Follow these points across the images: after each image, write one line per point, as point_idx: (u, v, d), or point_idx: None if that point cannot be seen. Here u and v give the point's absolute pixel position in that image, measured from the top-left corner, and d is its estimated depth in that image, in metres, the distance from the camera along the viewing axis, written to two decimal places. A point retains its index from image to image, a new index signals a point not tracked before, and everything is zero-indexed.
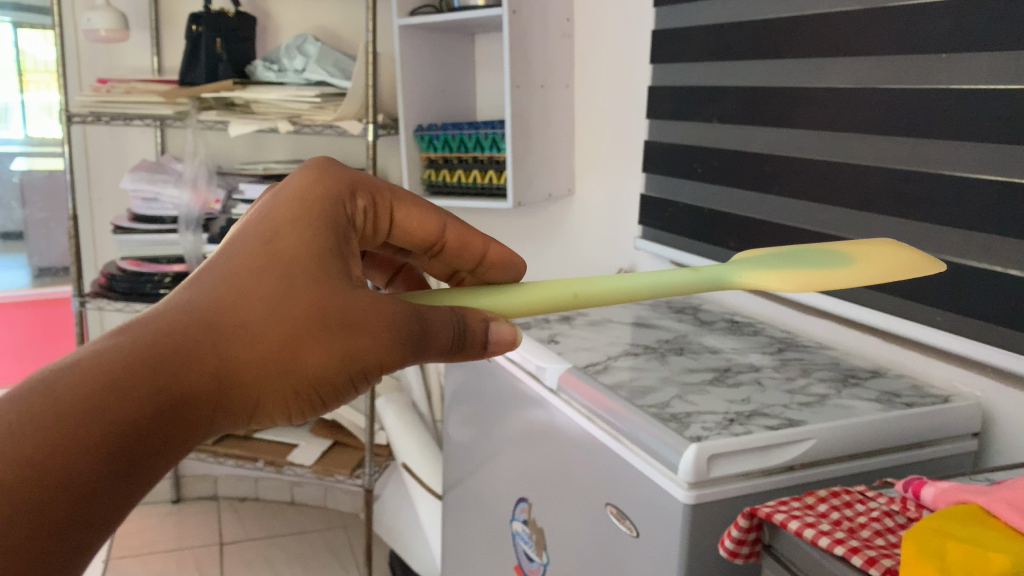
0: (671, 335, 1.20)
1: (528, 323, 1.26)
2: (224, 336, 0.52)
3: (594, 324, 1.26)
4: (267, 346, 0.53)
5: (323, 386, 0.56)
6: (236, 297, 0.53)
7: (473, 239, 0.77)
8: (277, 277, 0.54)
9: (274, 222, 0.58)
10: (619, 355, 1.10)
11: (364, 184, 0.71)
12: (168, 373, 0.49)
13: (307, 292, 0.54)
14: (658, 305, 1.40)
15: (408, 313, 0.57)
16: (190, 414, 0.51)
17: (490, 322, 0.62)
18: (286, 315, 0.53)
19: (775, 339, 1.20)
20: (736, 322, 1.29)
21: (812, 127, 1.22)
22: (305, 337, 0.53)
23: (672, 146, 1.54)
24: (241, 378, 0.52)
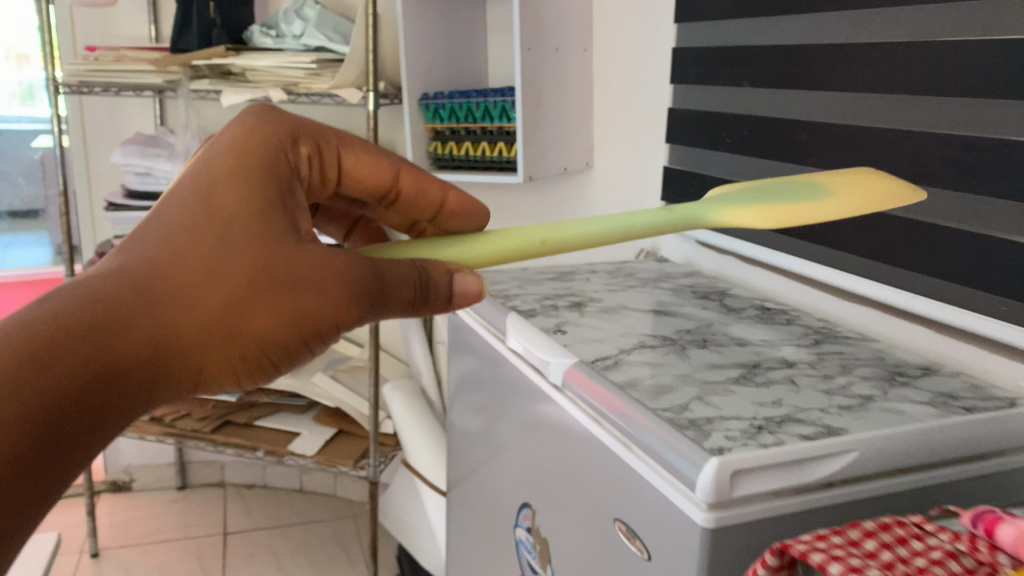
0: (693, 324, 1.08)
1: (534, 310, 1.14)
2: (170, 297, 0.58)
3: (607, 310, 1.14)
4: (214, 307, 0.59)
5: (271, 343, 0.62)
6: (177, 263, 0.59)
7: (428, 187, 0.89)
8: (220, 241, 0.61)
9: (210, 187, 0.64)
10: (634, 348, 0.97)
11: (307, 132, 0.81)
12: (115, 335, 0.55)
13: (248, 254, 0.60)
14: (681, 289, 1.27)
15: (358, 270, 0.63)
16: (143, 368, 0.57)
17: (456, 274, 0.69)
18: (227, 277, 0.60)
19: (812, 331, 1.06)
20: (766, 310, 1.16)
21: (855, 89, 1.07)
22: (252, 297, 0.60)
23: (696, 115, 1.40)
24: (194, 336, 0.59)
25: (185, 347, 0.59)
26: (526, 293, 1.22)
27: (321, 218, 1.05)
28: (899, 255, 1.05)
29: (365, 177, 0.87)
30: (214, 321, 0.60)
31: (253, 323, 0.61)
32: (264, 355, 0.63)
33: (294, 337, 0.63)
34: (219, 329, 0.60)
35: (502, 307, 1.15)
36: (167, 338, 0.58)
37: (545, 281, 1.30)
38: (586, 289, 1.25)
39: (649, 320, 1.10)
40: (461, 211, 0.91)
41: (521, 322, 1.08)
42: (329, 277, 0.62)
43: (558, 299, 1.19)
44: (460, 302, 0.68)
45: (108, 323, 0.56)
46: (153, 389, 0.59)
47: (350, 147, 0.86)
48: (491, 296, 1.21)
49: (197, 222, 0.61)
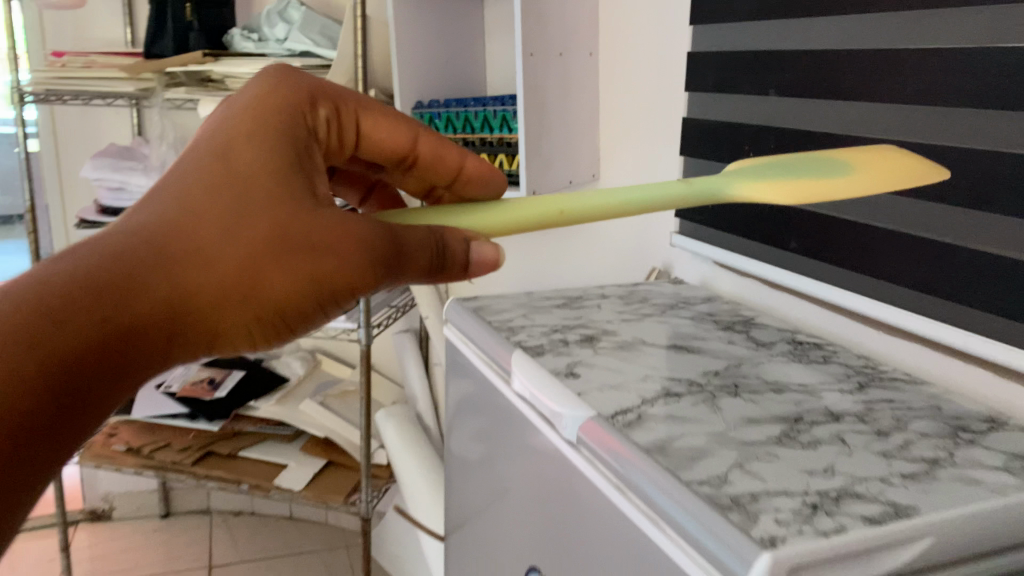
0: (720, 365, 0.96)
1: (541, 347, 1.02)
2: (198, 253, 0.64)
3: (622, 347, 1.02)
4: (236, 263, 0.65)
5: (286, 303, 0.68)
6: (198, 225, 0.65)
7: (447, 152, 0.93)
8: (241, 202, 0.66)
9: (227, 154, 0.69)
10: (656, 397, 0.86)
11: (329, 96, 0.84)
12: (146, 281, 0.62)
13: (269, 216, 0.66)
14: (702, 318, 1.15)
15: (372, 235, 0.68)
16: (176, 316, 0.64)
17: (467, 242, 0.75)
18: (248, 236, 0.66)
19: (855, 373, 0.95)
20: (800, 345, 1.04)
21: (901, 100, 0.95)
22: (271, 255, 0.66)
23: (714, 125, 1.27)
24: (216, 290, 0.65)
25: (208, 305, 0.65)
26: (531, 325, 1.10)
27: (337, 181, 1.09)
28: (933, 283, 0.93)
29: (382, 141, 0.91)
30: (233, 281, 0.65)
31: (268, 284, 0.66)
32: (277, 314, 0.68)
33: (304, 295, 0.68)
34: (237, 289, 0.66)
35: (505, 344, 1.03)
36: (189, 295, 0.64)
37: (550, 309, 1.18)
38: (596, 319, 1.13)
39: (669, 358, 0.98)
40: (477, 177, 0.95)
41: (527, 362, 0.96)
42: (341, 240, 0.68)
43: (566, 333, 1.07)
44: (475, 269, 0.74)
45: (139, 271, 0.62)
46: (172, 337, 0.65)
47: (369, 111, 0.89)
48: (493, 329, 1.09)
49: (217, 189, 0.67)
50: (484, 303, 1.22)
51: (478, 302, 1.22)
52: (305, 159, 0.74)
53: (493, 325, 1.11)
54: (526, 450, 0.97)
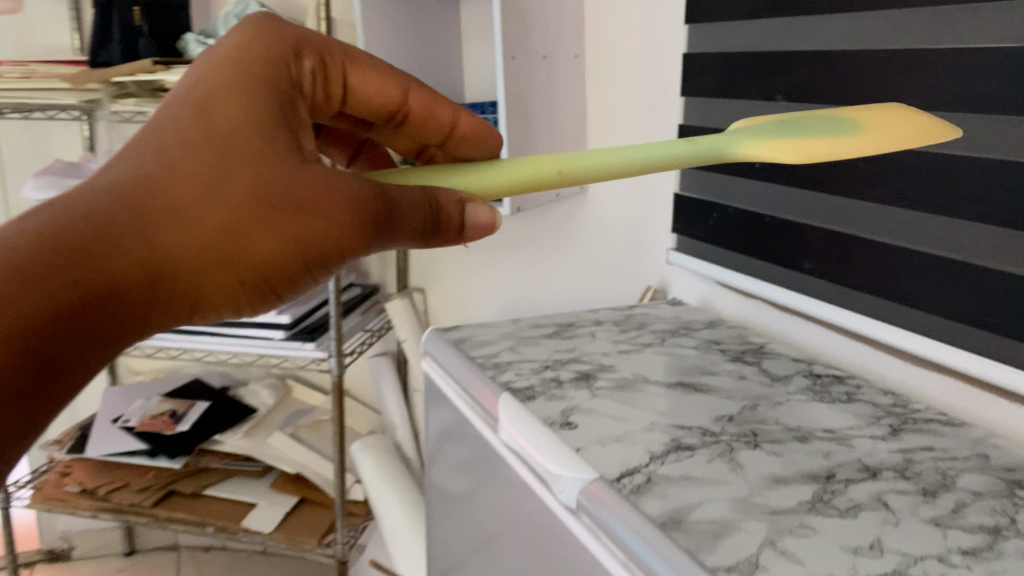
0: (733, 409, 0.85)
1: (531, 388, 0.91)
2: (173, 213, 0.56)
3: (621, 387, 0.91)
4: (217, 225, 0.57)
5: (271, 267, 0.60)
6: (173, 179, 0.57)
7: (436, 108, 0.87)
8: (219, 159, 0.58)
9: (206, 103, 0.61)
10: (667, 453, 0.75)
11: (313, 44, 0.76)
12: (115, 247, 0.54)
13: (252, 173, 0.58)
14: (707, 348, 1.04)
15: (369, 193, 0.61)
16: (149, 285, 0.56)
17: (465, 203, 0.67)
18: (231, 196, 0.58)
19: (885, 416, 0.84)
20: (819, 380, 0.93)
21: (930, 108, 0.84)
22: (255, 217, 0.58)
23: (714, 133, 1.16)
24: (197, 256, 0.57)
25: (185, 269, 0.57)
26: (519, 361, 0.99)
27: (324, 138, 0.99)
28: (970, 314, 0.83)
29: (372, 96, 0.84)
30: (212, 241, 0.57)
31: (250, 245, 0.58)
32: (264, 279, 0.60)
33: (296, 261, 0.60)
34: (216, 251, 0.57)
35: (491, 384, 0.92)
36: (164, 259, 0.56)
37: (539, 340, 1.07)
38: (591, 352, 1.02)
39: (676, 400, 0.87)
40: (472, 135, 0.89)
41: (517, 408, 0.85)
42: (332, 196, 0.60)
43: (558, 369, 0.96)
44: (475, 234, 0.68)
45: (105, 239, 0.54)
46: (149, 309, 0.57)
47: (358, 63, 0.82)
48: (477, 366, 0.97)
49: (194, 142, 0.59)
50: (466, 333, 1.10)
51: (460, 333, 1.10)
52: (292, 112, 0.66)
53: (477, 361, 0.99)
54: (516, 508, 0.85)
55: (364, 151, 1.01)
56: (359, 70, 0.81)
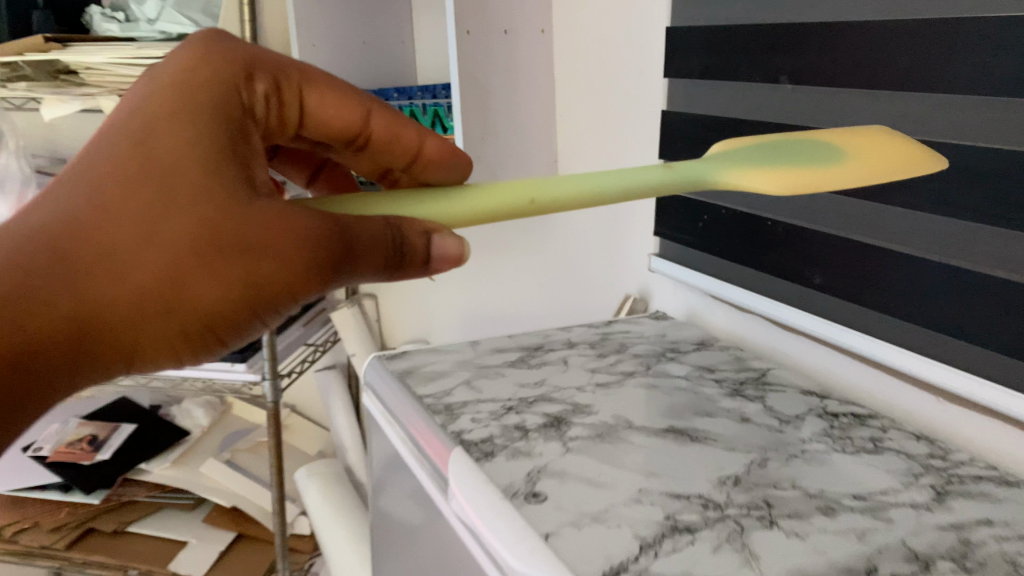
0: (738, 469, 0.69)
1: (490, 441, 0.73)
2: (98, 264, 0.46)
3: (600, 438, 0.74)
4: (150, 277, 0.47)
5: (222, 318, 0.50)
6: (103, 220, 0.47)
7: (404, 130, 0.68)
8: (153, 197, 0.47)
9: (148, 124, 0.50)
10: (660, 539, 0.58)
11: (267, 61, 0.60)
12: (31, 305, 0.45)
13: (192, 212, 0.47)
14: (700, 379, 0.88)
15: (325, 231, 0.49)
16: (73, 345, 0.47)
17: (432, 234, 0.55)
18: (167, 241, 0.47)
19: (925, 475, 0.68)
20: (838, 422, 0.77)
21: (973, 91, 0.68)
22: (195, 264, 0.47)
23: (701, 121, 0.99)
24: (127, 312, 0.47)
25: (121, 323, 0.47)
26: (476, 400, 0.82)
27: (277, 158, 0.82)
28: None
29: (329, 120, 0.66)
30: (149, 294, 0.47)
31: (193, 296, 0.48)
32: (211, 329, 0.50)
33: (245, 310, 0.49)
34: (155, 303, 0.47)
35: (440, 436, 0.74)
36: (97, 313, 0.47)
37: (501, 370, 0.90)
38: (563, 387, 0.85)
39: (667, 457, 0.71)
40: (440, 159, 0.69)
41: (471, 472, 0.68)
42: (289, 237, 0.48)
43: (523, 413, 0.79)
44: (442, 268, 0.56)
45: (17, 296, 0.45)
46: (75, 368, 0.48)
47: (316, 80, 0.65)
48: (424, 409, 0.80)
49: (131, 172, 0.48)
50: (413, 363, 0.92)
51: (406, 363, 0.92)
52: (248, 134, 0.54)
53: (424, 401, 0.82)
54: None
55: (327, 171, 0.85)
56: (320, 87, 0.65)
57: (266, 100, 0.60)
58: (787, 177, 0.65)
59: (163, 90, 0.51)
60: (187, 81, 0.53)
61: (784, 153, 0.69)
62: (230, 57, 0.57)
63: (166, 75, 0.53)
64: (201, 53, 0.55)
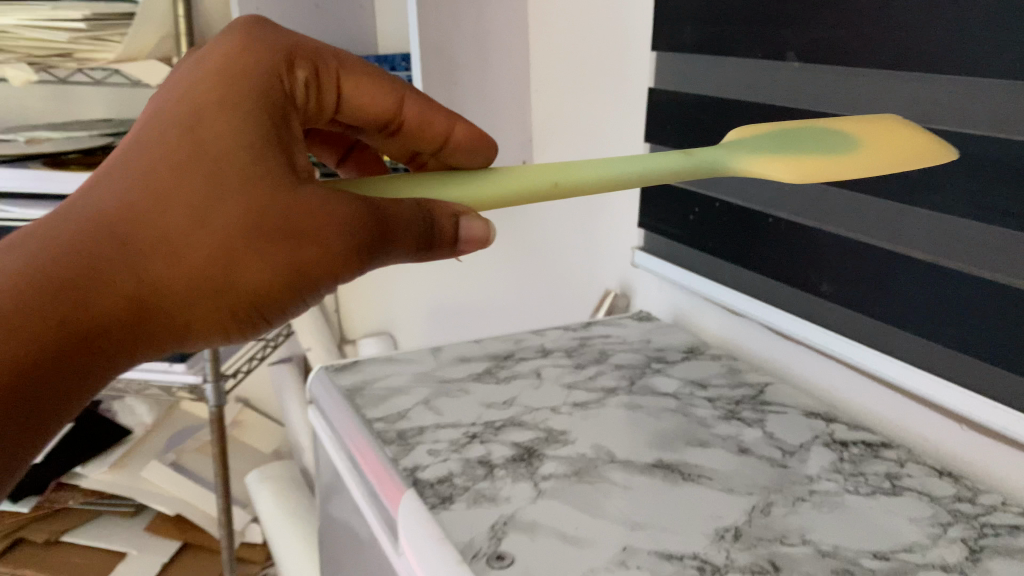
0: (738, 519, 0.59)
1: (449, 481, 0.63)
2: (143, 250, 0.42)
3: (577, 478, 0.64)
4: (198, 261, 0.43)
5: (267, 302, 0.46)
6: (152, 198, 0.43)
7: (434, 116, 0.64)
8: (201, 180, 0.43)
9: (194, 109, 0.46)
10: None
11: (304, 44, 0.55)
12: (77, 293, 0.41)
13: (241, 193, 0.44)
14: (690, 397, 0.78)
15: (364, 210, 0.46)
16: (116, 336, 0.43)
17: (463, 217, 0.51)
18: (217, 222, 0.43)
19: (954, 526, 0.58)
20: (849, 455, 0.68)
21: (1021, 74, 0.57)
22: (244, 246, 0.43)
23: (693, 100, 0.88)
24: (174, 299, 0.43)
25: (169, 309, 0.43)
26: (436, 427, 0.71)
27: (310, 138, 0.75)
28: None
29: (364, 105, 0.61)
30: (199, 277, 0.43)
31: (243, 279, 0.44)
32: (255, 315, 0.46)
33: (290, 294, 0.46)
34: (203, 287, 0.43)
35: (392, 474, 0.64)
36: (144, 298, 0.42)
37: (466, 386, 0.79)
38: (535, 408, 0.74)
39: (655, 503, 0.61)
40: (469, 143, 0.65)
41: (426, 526, 0.57)
42: (336, 218, 0.45)
43: (489, 443, 0.68)
44: (470, 250, 0.52)
45: (61, 284, 0.41)
46: (114, 361, 0.44)
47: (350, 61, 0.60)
48: (376, 439, 0.69)
49: (180, 151, 0.44)
50: (366, 377, 0.81)
51: (358, 377, 0.81)
52: (289, 120, 0.50)
53: (375, 428, 0.71)
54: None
55: (357, 152, 0.77)
56: (353, 71, 0.60)
57: (306, 87, 0.55)
58: (804, 164, 0.60)
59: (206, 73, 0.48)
60: (232, 61, 0.49)
61: (788, 143, 0.64)
62: (273, 40, 0.53)
63: (209, 55, 0.49)
64: (243, 35, 0.52)
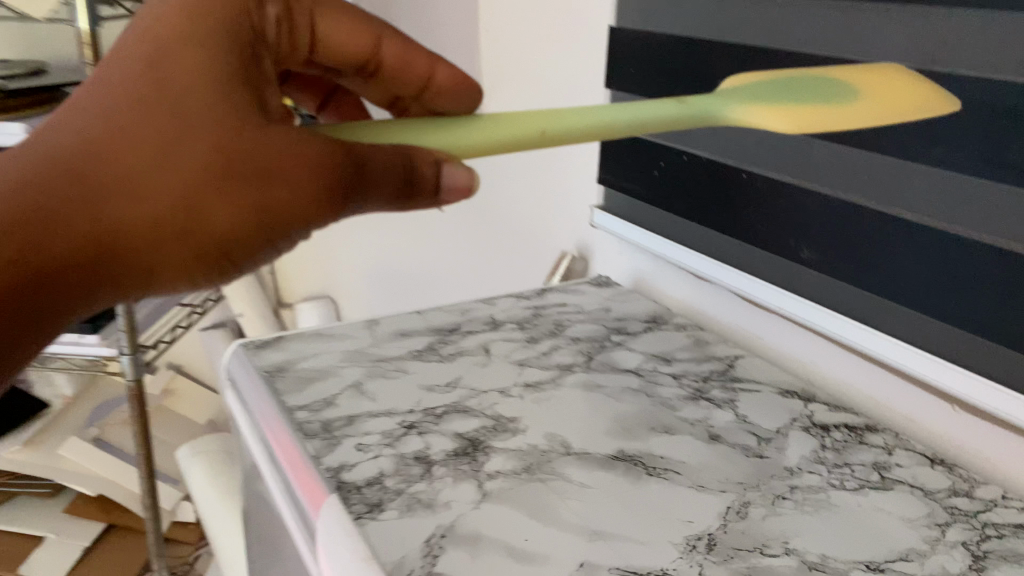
0: (711, 524, 0.51)
1: (380, 484, 0.54)
2: (95, 187, 0.36)
3: (527, 475, 0.55)
4: (158, 200, 0.37)
5: (234, 250, 0.40)
6: (110, 129, 0.37)
7: (412, 56, 0.57)
8: (163, 111, 0.38)
9: (155, 37, 0.40)
10: None
11: None
12: (23, 232, 0.35)
13: (208, 127, 0.38)
14: (655, 374, 0.70)
15: (341, 152, 0.41)
16: (66, 283, 0.37)
17: (444, 162, 0.45)
18: (180, 159, 0.37)
19: (953, 527, 0.51)
20: (831, 443, 0.60)
21: None
22: (209, 186, 0.38)
23: (657, 42, 0.78)
24: (131, 243, 0.38)
25: (131, 254, 0.38)
26: (367, 417, 0.62)
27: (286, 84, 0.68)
28: None
29: (338, 46, 0.55)
30: (160, 218, 0.37)
31: (211, 224, 0.39)
32: (220, 265, 0.40)
33: (260, 241, 0.40)
34: (163, 229, 0.38)
35: (315, 477, 0.55)
36: (102, 242, 0.37)
37: (404, 366, 0.70)
38: (481, 392, 0.66)
39: (616, 505, 0.53)
40: (453, 88, 0.58)
41: (349, 543, 0.48)
42: (311, 161, 0.39)
43: (428, 435, 0.60)
44: (453, 200, 0.46)
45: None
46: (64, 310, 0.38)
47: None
48: (297, 432, 0.60)
49: (140, 79, 0.38)
50: (291, 356, 0.72)
51: (282, 357, 0.72)
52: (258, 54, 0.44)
53: (298, 419, 0.62)
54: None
55: (337, 99, 0.70)
56: (326, 7, 0.54)
57: (278, 25, 0.49)
58: (797, 116, 0.58)
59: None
60: None
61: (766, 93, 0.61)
62: None
63: None
64: None
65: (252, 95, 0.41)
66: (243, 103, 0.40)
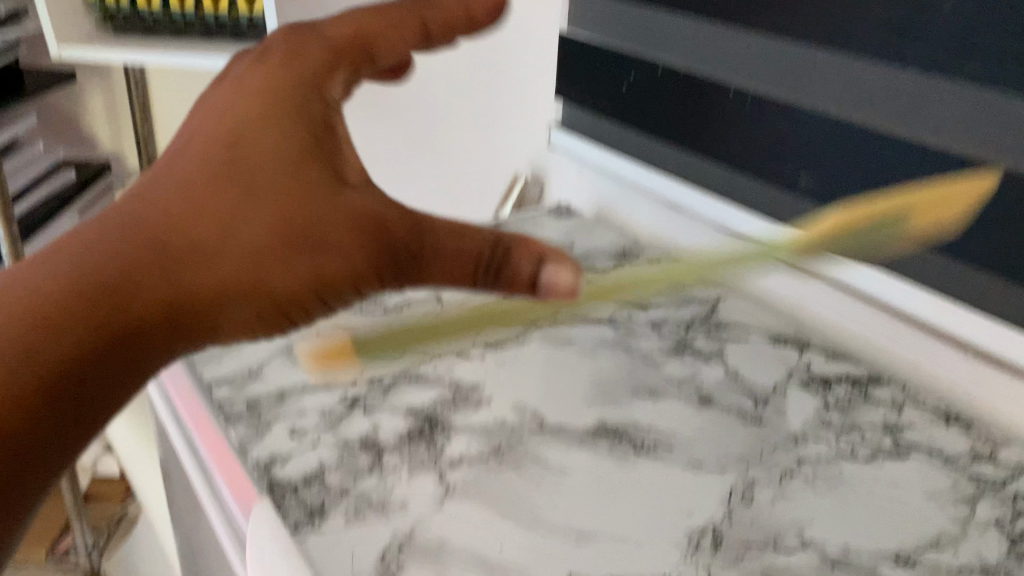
0: (714, 515, 0.44)
1: (321, 483, 0.45)
2: (166, 267, 0.33)
3: (496, 462, 0.47)
4: (227, 278, 0.34)
5: (307, 308, 0.36)
6: (180, 210, 0.33)
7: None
8: (232, 189, 0.34)
9: (231, 111, 0.36)
10: None
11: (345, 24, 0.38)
12: (90, 321, 0.32)
13: (279, 203, 0.34)
14: (631, 323, 0.61)
15: (410, 219, 0.35)
16: (133, 365, 0.34)
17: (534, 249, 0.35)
18: (251, 233, 0.34)
19: (982, 502, 0.46)
20: (835, 401, 0.53)
21: None
22: (275, 254, 0.34)
23: None
24: (204, 315, 0.34)
25: (203, 321, 0.34)
26: (302, 392, 0.53)
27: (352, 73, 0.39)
28: None
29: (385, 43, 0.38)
30: (230, 291, 0.34)
31: (277, 288, 0.34)
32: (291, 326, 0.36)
33: (331, 304, 0.36)
34: (236, 299, 0.34)
35: (244, 476, 0.45)
36: (172, 316, 0.33)
37: (339, 324, 0.60)
38: (434, 354, 0.57)
39: (603, 495, 0.45)
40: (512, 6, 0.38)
41: (286, 566, 0.39)
42: (380, 226, 0.35)
43: (376, 415, 0.51)
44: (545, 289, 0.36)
45: (63, 315, 0.32)
46: (134, 392, 0.35)
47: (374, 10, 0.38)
48: (219, 417, 0.50)
49: (218, 156, 0.35)
50: None
51: None
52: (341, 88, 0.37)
53: (218, 399, 0.52)
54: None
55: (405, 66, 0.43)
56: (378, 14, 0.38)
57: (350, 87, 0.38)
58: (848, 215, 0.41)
59: (251, 67, 0.37)
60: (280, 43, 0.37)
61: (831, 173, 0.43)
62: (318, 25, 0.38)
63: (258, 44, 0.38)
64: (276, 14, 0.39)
65: (330, 162, 0.36)
66: (321, 167, 0.35)
